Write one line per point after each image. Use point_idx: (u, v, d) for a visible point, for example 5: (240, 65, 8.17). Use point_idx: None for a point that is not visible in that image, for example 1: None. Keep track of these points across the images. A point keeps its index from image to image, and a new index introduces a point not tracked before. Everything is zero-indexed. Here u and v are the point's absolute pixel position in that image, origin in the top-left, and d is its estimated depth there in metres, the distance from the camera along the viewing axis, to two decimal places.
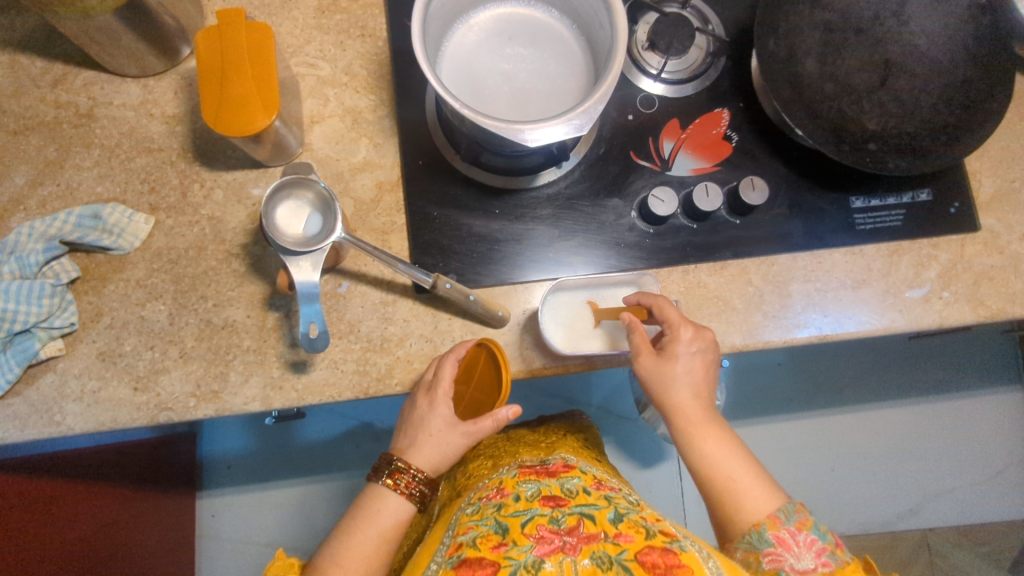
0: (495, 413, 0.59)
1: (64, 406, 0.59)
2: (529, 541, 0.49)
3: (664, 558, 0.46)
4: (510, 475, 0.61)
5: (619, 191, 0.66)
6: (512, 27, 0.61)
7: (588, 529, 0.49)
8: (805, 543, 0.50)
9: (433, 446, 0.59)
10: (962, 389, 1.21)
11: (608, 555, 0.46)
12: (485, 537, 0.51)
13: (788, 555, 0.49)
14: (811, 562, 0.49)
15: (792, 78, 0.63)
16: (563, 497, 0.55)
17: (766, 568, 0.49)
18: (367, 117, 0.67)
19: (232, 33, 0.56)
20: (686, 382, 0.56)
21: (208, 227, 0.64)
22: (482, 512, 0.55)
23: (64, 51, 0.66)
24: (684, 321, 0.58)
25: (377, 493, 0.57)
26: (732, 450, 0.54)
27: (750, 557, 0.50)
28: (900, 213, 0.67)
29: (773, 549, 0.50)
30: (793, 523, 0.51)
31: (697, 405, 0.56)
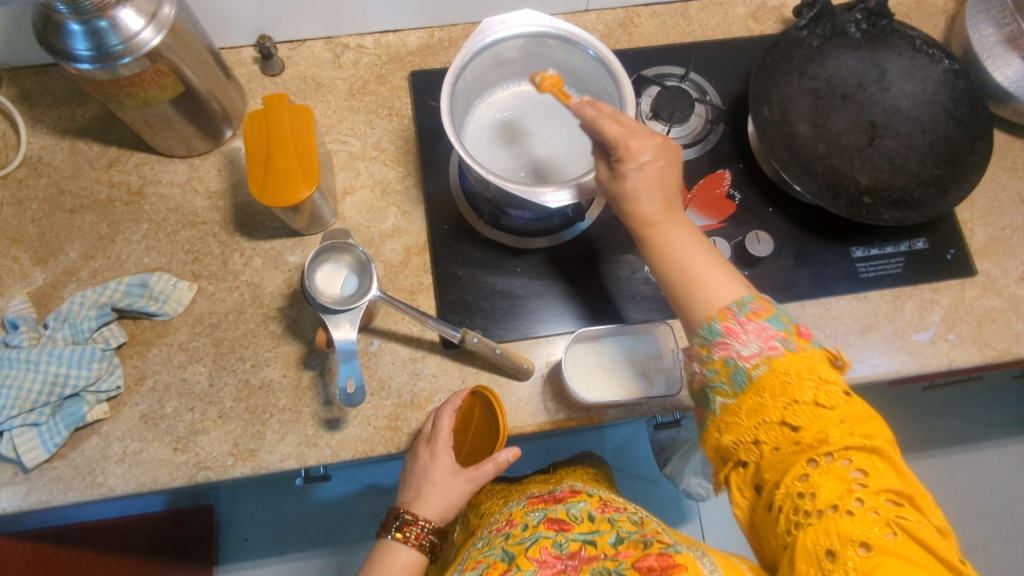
0: (495, 458, 0.60)
1: (107, 468, 0.61)
2: (531, 565, 0.53)
3: (659, 562, 0.49)
4: (520, 506, 0.64)
5: (632, 247, 0.71)
6: (527, 102, 0.68)
7: (589, 551, 0.54)
8: (754, 330, 0.47)
9: (439, 495, 0.60)
10: (980, 438, 1.21)
11: (608, 569, 0.51)
12: (491, 567, 0.54)
13: (736, 343, 0.47)
14: (759, 348, 0.47)
15: (787, 139, 0.68)
16: (568, 521, 0.58)
17: (715, 359, 0.48)
18: (395, 187, 0.72)
19: (276, 116, 0.62)
20: (642, 192, 0.51)
21: (247, 292, 0.68)
22: (492, 542, 0.58)
23: (119, 136, 0.72)
24: (635, 132, 0.50)
25: (387, 547, 0.59)
26: (700, 239, 0.53)
27: (703, 350, 0.49)
28: (900, 260, 0.71)
29: (721, 340, 0.48)
30: (745, 312, 0.48)
31: (658, 207, 0.52)
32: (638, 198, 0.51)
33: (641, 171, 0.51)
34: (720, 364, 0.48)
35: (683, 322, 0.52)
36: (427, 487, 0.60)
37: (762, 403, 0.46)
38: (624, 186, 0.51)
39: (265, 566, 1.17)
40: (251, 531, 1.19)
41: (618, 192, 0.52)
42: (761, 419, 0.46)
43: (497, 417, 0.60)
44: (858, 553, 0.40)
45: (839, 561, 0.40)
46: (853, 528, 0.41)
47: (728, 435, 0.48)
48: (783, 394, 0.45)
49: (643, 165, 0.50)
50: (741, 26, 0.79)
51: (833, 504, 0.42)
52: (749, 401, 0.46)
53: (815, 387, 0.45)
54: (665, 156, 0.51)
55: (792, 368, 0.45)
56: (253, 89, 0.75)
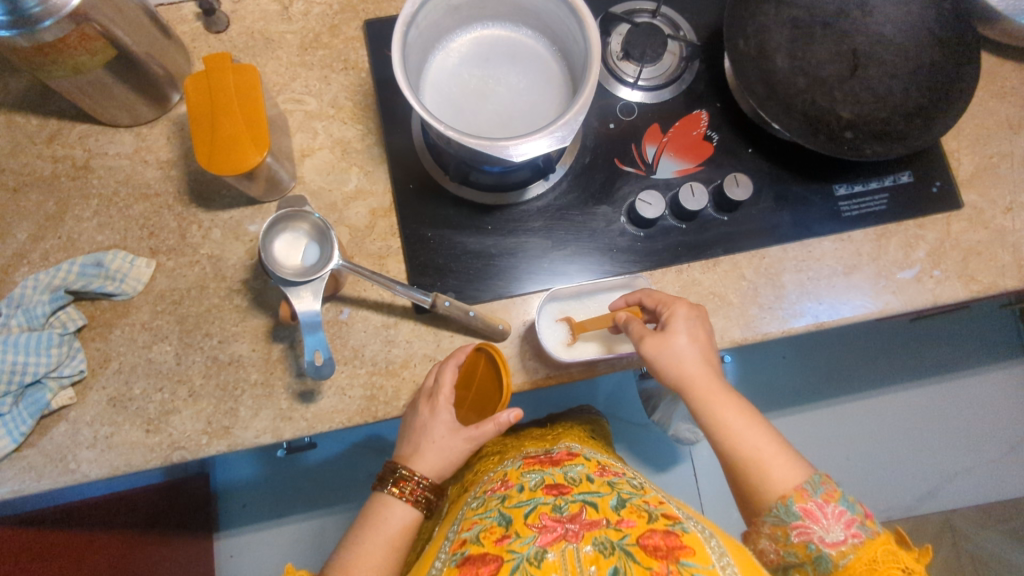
0: (497, 417, 0.60)
1: (78, 454, 0.59)
2: (531, 531, 0.51)
3: (665, 540, 0.48)
4: (515, 467, 0.63)
5: (607, 198, 0.68)
6: (488, 48, 0.63)
7: (591, 515, 0.52)
8: (832, 514, 0.48)
9: (437, 451, 0.60)
10: (967, 367, 1.21)
11: (610, 541, 0.49)
12: (488, 531, 0.53)
13: (817, 527, 0.48)
14: (841, 533, 0.47)
15: (765, 74, 0.64)
16: (566, 485, 0.57)
17: (795, 541, 0.48)
18: (356, 146, 0.68)
19: (220, 78, 0.58)
20: (694, 351, 0.56)
21: (209, 265, 0.65)
22: (487, 504, 0.58)
23: (58, 106, 0.67)
24: (678, 298, 0.58)
25: (382, 501, 0.58)
26: (757, 414, 0.54)
27: (778, 530, 0.49)
28: (884, 196, 0.69)
29: (801, 522, 0.48)
30: (820, 494, 0.49)
31: (708, 373, 0.55)
32: (687, 359, 0.56)
33: (683, 329, 0.56)
34: (801, 548, 0.48)
35: (746, 504, 0.52)
36: (426, 444, 0.59)
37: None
38: (675, 342, 0.56)
39: (264, 530, 1.19)
40: (249, 497, 1.20)
41: (666, 355, 0.56)
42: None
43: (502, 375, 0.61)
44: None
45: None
46: None
47: None
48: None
49: (687, 330, 0.56)
50: None
51: None
52: None
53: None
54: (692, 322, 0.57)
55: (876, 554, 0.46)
56: (198, 48, 0.70)
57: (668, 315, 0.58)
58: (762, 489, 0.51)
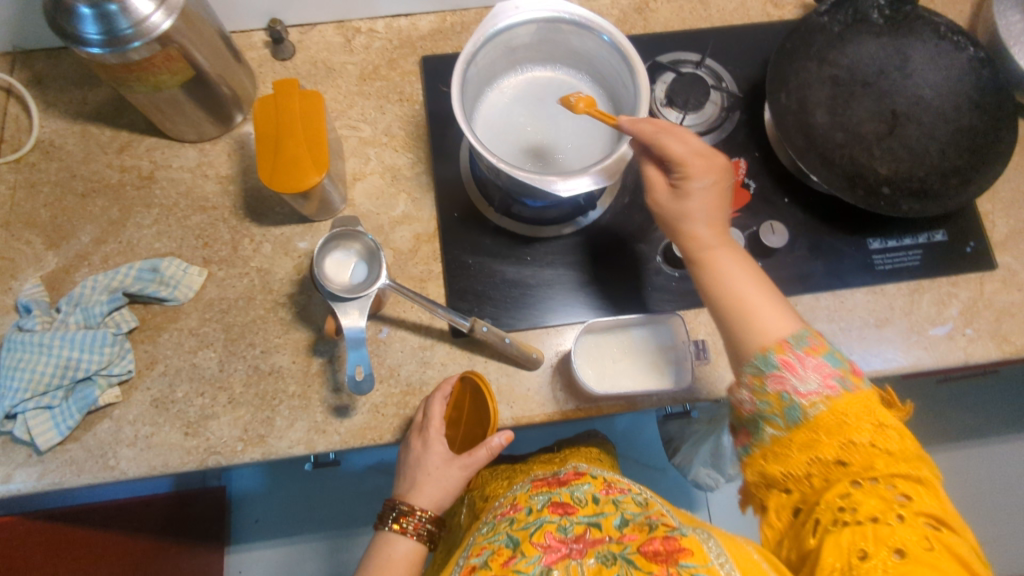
0: (490, 442, 0.60)
1: (118, 451, 0.61)
2: (536, 551, 0.54)
3: (665, 546, 0.50)
4: (523, 488, 0.63)
5: (645, 238, 0.70)
6: (540, 89, 0.67)
7: (594, 534, 0.55)
8: (812, 365, 0.47)
9: (434, 484, 0.60)
10: (996, 432, 1.19)
11: (612, 553, 0.52)
12: (496, 554, 0.54)
13: (793, 377, 0.47)
14: (817, 384, 0.47)
15: (804, 127, 0.67)
16: (572, 505, 0.58)
17: (770, 390, 0.48)
18: (406, 173, 0.71)
19: (287, 102, 0.62)
20: (704, 210, 0.55)
21: (257, 277, 0.68)
22: (496, 528, 0.58)
23: (130, 119, 0.72)
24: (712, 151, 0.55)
25: (386, 539, 0.59)
26: (750, 270, 0.54)
27: (755, 380, 0.49)
28: (917, 252, 0.70)
29: (776, 371, 0.48)
30: (802, 347, 0.48)
31: (711, 228, 0.55)
32: (692, 220, 0.55)
33: (704, 190, 0.54)
34: (775, 397, 0.47)
35: (733, 349, 0.52)
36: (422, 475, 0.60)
37: (816, 437, 0.46)
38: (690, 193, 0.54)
39: (274, 548, 1.19)
40: (262, 513, 1.21)
41: (675, 212, 0.55)
42: (815, 453, 0.46)
43: (487, 402, 0.60)
44: (892, 559, 0.41)
45: (870, 561, 0.41)
46: (890, 536, 0.42)
47: (776, 465, 0.48)
48: (839, 433, 0.45)
49: (705, 187, 0.54)
50: (759, 11, 0.78)
51: (874, 517, 0.43)
52: (804, 437, 0.46)
53: (870, 427, 0.46)
54: (718, 169, 0.55)
55: (850, 408, 0.46)
56: (264, 73, 0.75)
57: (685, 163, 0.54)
58: (749, 340, 0.50)
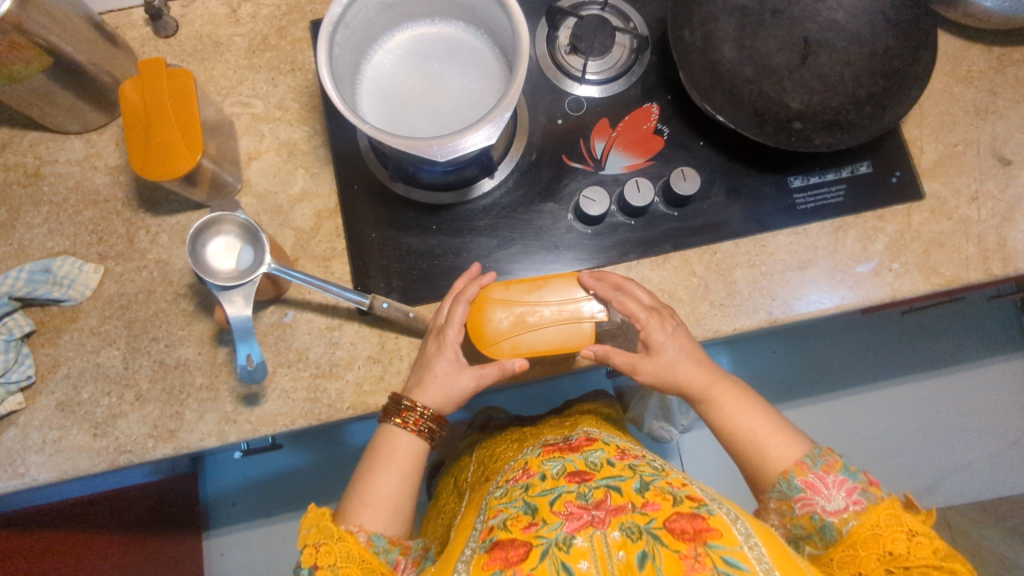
0: (504, 362, 0.57)
1: (27, 458, 0.60)
2: (558, 518, 0.51)
3: (692, 524, 0.49)
4: (535, 455, 0.64)
5: (554, 195, 0.67)
6: (428, 46, 0.63)
7: (616, 501, 0.52)
8: (833, 484, 0.53)
9: (439, 386, 0.58)
10: (962, 359, 1.18)
11: (637, 525, 0.49)
12: (514, 519, 0.53)
13: (819, 498, 0.53)
14: (843, 502, 0.52)
15: (710, 64, 0.63)
16: (588, 471, 0.57)
17: (800, 513, 0.54)
18: (302, 148, 0.68)
19: (154, 82, 0.58)
20: (683, 356, 0.59)
21: (156, 270, 0.65)
22: (510, 493, 0.57)
23: (9, 115, 0.68)
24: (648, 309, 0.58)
25: (389, 431, 0.59)
26: (747, 398, 0.60)
27: (784, 504, 0.55)
28: (841, 188, 0.67)
29: (803, 495, 0.54)
30: (821, 466, 0.55)
31: (702, 371, 0.59)
32: (679, 366, 0.58)
33: (669, 341, 0.58)
34: (806, 519, 0.53)
35: (756, 479, 0.57)
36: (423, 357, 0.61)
37: (854, 554, 0.51)
38: (666, 359, 0.58)
39: (254, 529, 1.20)
40: (237, 496, 1.21)
41: (659, 369, 0.58)
42: (854, 568, 0.51)
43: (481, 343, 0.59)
44: None
45: None
46: None
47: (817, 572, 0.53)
48: (876, 545, 0.50)
49: (672, 331, 0.59)
50: None
51: None
52: (842, 551, 0.51)
53: (904, 537, 0.50)
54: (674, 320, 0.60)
55: (879, 522, 0.51)
56: (147, 53, 0.71)
57: (645, 334, 0.58)
58: (766, 470, 0.56)
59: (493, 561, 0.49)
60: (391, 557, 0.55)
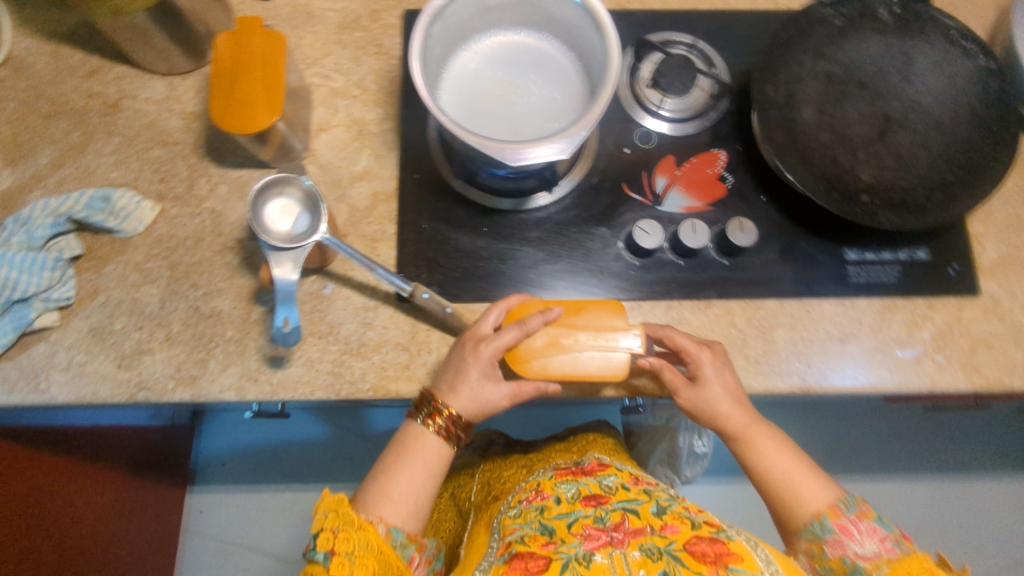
0: (540, 384, 0.58)
1: (51, 375, 0.61)
2: (576, 538, 0.56)
3: (711, 548, 0.54)
4: (547, 477, 0.69)
5: (608, 221, 0.67)
6: (516, 54, 0.64)
7: (633, 523, 0.58)
8: (865, 530, 0.54)
9: (472, 396, 0.57)
10: (978, 468, 1.16)
11: (656, 546, 0.54)
12: (532, 536, 0.58)
13: (851, 543, 0.54)
14: (875, 548, 0.53)
15: (787, 122, 0.63)
16: (603, 495, 0.63)
17: (831, 555, 0.54)
18: (373, 129, 0.69)
19: (248, 39, 0.60)
20: (725, 396, 0.58)
21: (209, 219, 0.66)
22: (525, 514, 0.62)
23: (102, 46, 0.71)
24: (700, 344, 0.59)
25: (416, 431, 0.59)
26: (783, 440, 0.60)
27: (814, 546, 0.55)
28: (895, 269, 0.66)
29: (835, 537, 0.55)
30: (854, 512, 0.56)
31: (742, 413, 0.59)
32: (721, 403, 0.58)
33: (716, 377, 0.59)
34: (837, 562, 0.54)
35: (783, 523, 0.58)
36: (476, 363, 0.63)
37: None
38: (709, 395, 0.58)
39: (236, 494, 1.20)
40: (227, 457, 1.21)
41: (700, 400, 0.58)
42: None
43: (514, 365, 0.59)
44: None
45: None
46: None
47: None
48: None
49: (718, 368, 0.59)
50: None
51: None
52: None
53: None
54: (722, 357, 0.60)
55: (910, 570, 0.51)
56: (242, 11, 0.73)
57: (695, 366, 0.58)
58: (795, 516, 0.57)
59: (512, 571, 0.54)
60: (408, 552, 0.56)
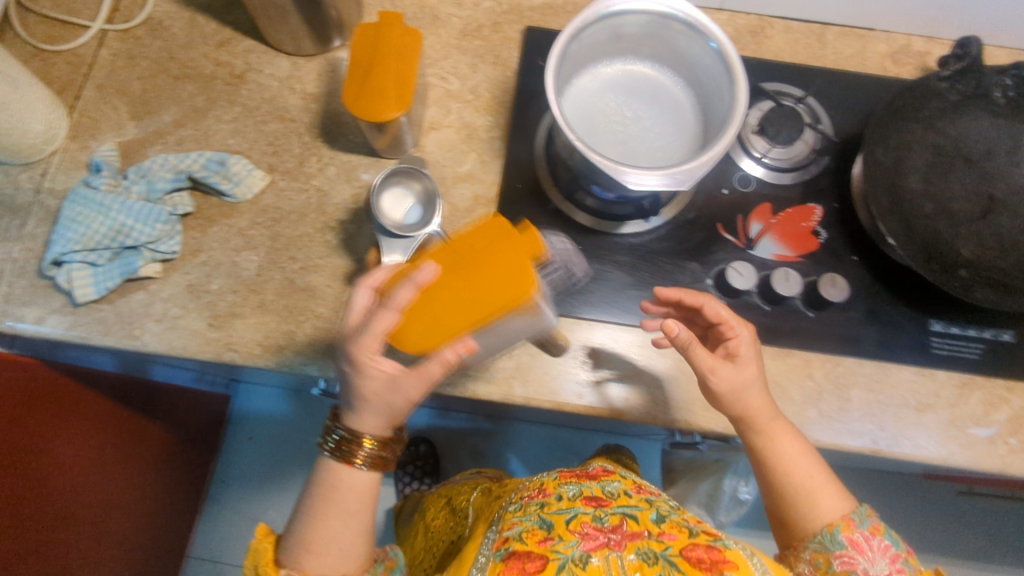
0: (443, 356, 0.49)
1: (145, 324, 0.63)
2: (574, 536, 0.54)
3: (709, 554, 0.52)
4: (550, 477, 0.66)
5: (700, 257, 0.68)
6: (635, 84, 0.66)
7: (632, 526, 0.56)
8: (876, 548, 0.54)
9: (375, 404, 0.50)
10: (999, 560, 1.16)
11: (653, 551, 0.53)
12: (530, 532, 0.56)
13: (862, 559, 0.53)
14: (886, 567, 0.53)
15: (894, 188, 0.64)
16: (605, 498, 0.61)
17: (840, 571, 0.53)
18: (481, 134, 0.71)
19: (386, 34, 0.62)
20: (760, 385, 0.57)
21: (315, 197, 0.68)
22: (525, 509, 0.60)
23: (236, 19, 0.74)
24: (740, 319, 0.59)
25: (331, 466, 0.52)
26: (802, 443, 0.58)
27: (820, 558, 0.54)
28: (978, 346, 0.66)
29: (845, 552, 0.54)
30: (866, 527, 0.55)
31: (768, 405, 0.57)
32: (753, 387, 0.56)
33: (753, 360, 0.58)
34: None
35: (794, 525, 0.56)
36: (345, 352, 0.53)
37: None
38: (747, 374, 0.57)
39: (260, 470, 1.20)
40: (257, 432, 1.22)
41: (737, 381, 0.56)
42: None
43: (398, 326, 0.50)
44: None
45: None
46: None
47: None
48: None
49: (752, 355, 0.58)
50: (877, 63, 0.76)
51: None
52: None
53: None
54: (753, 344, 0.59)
55: None
56: (371, 5, 0.75)
57: (734, 342, 0.58)
58: (809, 519, 0.56)
59: (510, 570, 0.52)
60: None
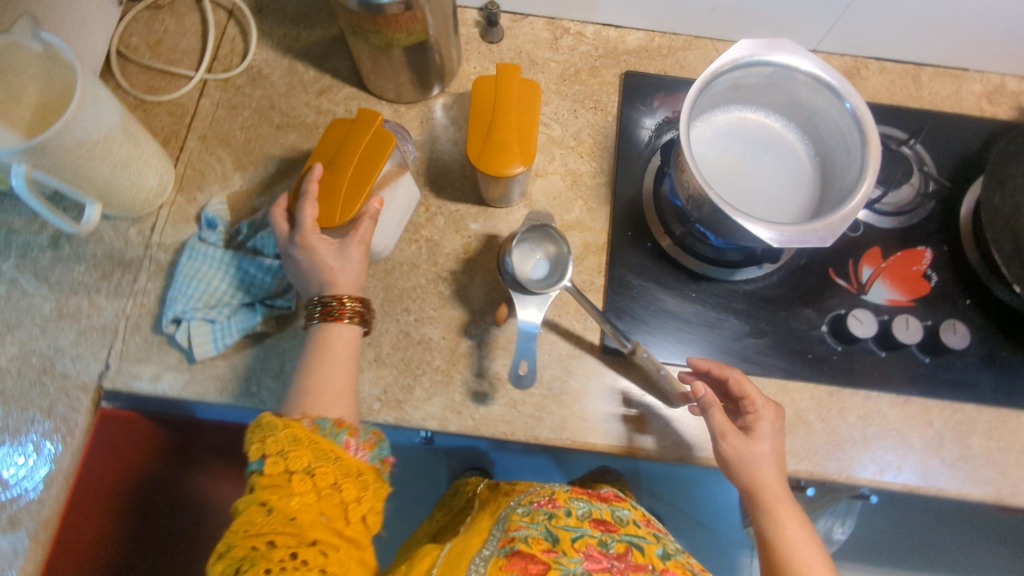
0: (370, 211, 0.58)
1: (262, 381, 0.62)
2: (578, 554, 0.53)
3: None
4: (561, 488, 0.63)
5: (814, 303, 0.67)
6: (750, 133, 0.65)
7: (638, 558, 0.54)
8: None
9: (345, 269, 0.58)
10: None
11: None
12: (536, 539, 0.55)
13: None
14: None
15: (1014, 235, 0.63)
16: (613, 523, 0.58)
17: None
18: (586, 181, 0.71)
19: (506, 88, 0.62)
20: (772, 462, 0.56)
21: (425, 247, 0.68)
22: (534, 515, 0.58)
23: (336, 67, 0.73)
24: (766, 398, 0.58)
25: (320, 331, 0.58)
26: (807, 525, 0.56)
27: None
28: None
29: None
30: None
31: (780, 484, 0.56)
32: (766, 463, 0.56)
33: (770, 439, 0.57)
34: None
35: None
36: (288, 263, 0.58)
37: None
38: (758, 450, 0.56)
39: None
40: None
41: (748, 452, 0.56)
42: None
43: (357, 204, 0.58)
44: None
45: None
46: None
47: None
48: None
49: (773, 431, 0.57)
50: (973, 103, 0.77)
51: None
52: None
53: None
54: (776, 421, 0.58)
55: None
56: (469, 50, 0.75)
57: (753, 417, 0.57)
58: None
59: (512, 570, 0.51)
60: (340, 438, 0.52)
